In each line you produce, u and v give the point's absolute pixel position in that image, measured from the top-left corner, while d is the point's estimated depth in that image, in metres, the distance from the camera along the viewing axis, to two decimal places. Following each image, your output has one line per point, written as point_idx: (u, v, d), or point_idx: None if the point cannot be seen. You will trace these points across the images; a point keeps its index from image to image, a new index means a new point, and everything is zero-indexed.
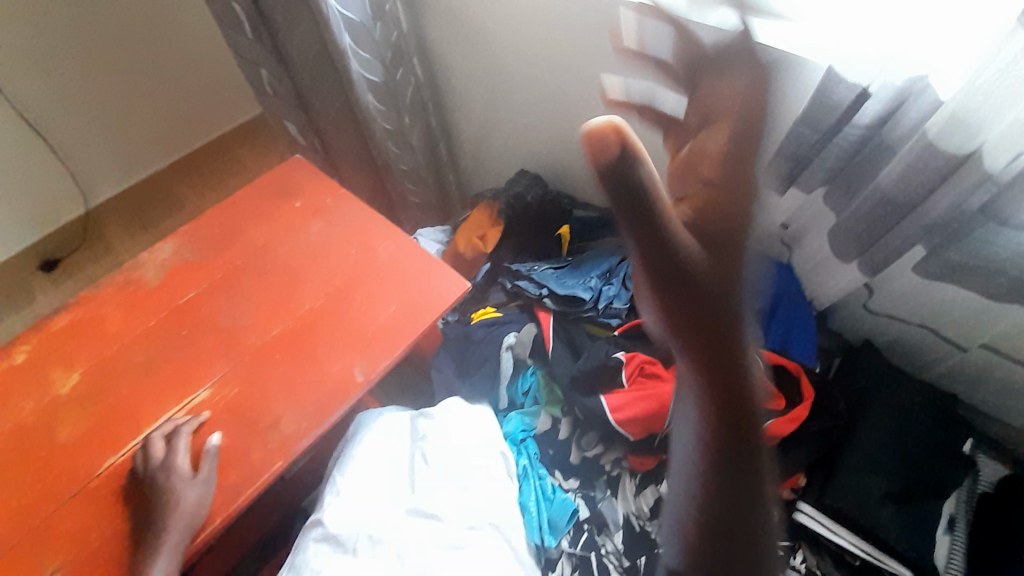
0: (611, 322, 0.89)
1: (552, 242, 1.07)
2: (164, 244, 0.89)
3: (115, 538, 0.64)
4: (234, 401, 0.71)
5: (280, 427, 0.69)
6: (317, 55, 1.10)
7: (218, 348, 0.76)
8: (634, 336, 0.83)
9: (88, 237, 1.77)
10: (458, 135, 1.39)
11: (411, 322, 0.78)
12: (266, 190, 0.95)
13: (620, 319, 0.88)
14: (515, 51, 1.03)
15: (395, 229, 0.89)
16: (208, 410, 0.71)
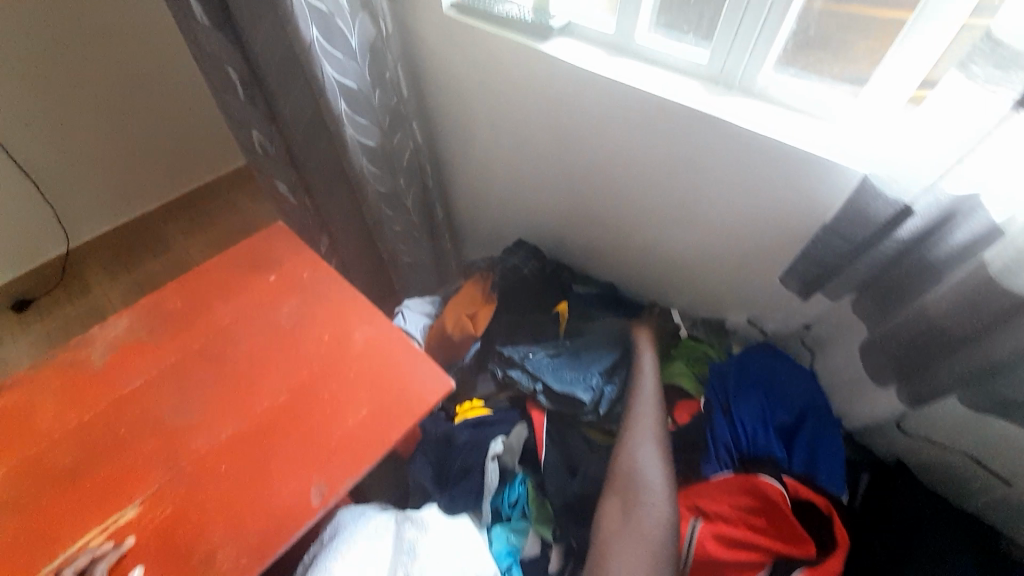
0: (612, 429, 0.81)
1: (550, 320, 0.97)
2: (120, 319, 0.80)
3: None
4: (168, 525, 0.61)
5: (214, 564, 0.58)
6: (312, 117, 1.06)
7: (158, 454, 0.66)
8: None
9: (66, 278, 1.70)
10: (456, 196, 1.35)
11: (384, 429, 0.69)
12: (241, 260, 0.87)
13: None
14: (517, 124, 0.99)
15: (376, 313, 0.81)
16: (134, 536, 0.60)
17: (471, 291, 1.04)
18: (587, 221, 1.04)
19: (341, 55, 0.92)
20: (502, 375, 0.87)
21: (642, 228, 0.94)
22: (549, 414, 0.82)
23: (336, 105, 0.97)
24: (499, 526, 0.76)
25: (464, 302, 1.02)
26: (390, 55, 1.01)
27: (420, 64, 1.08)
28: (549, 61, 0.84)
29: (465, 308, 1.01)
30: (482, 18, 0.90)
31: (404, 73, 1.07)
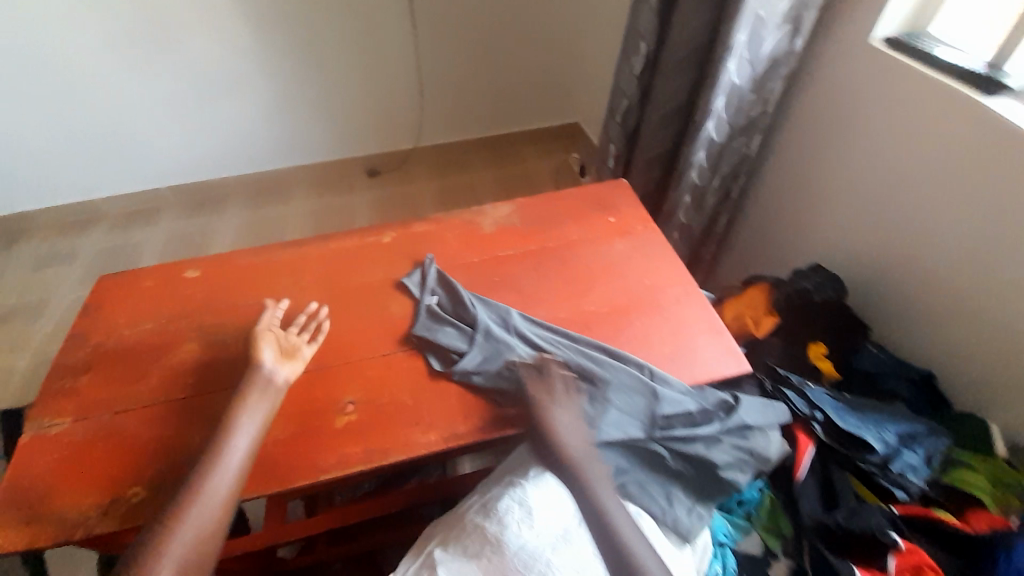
0: (894, 493, 0.81)
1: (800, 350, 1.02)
2: (502, 206, 1.09)
3: (390, 403, 0.79)
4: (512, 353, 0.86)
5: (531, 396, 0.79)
6: (676, 104, 1.23)
7: (517, 306, 0.90)
8: (921, 527, 0.77)
9: (400, 165, 2.32)
10: (752, 215, 1.40)
11: (683, 370, 0.81)
12: (592, 199, 1.10)
13: (907, 496, 0.80)
14: (890, 166, 1.02)
15: (688, 280, 0.92)
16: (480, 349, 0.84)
17: (756, 295, 1.09)
18: (917, 285, 1.00)
19: (748, 58, 1.07)
20: (774, 390, 0.89)
21: (981, 302, 0.90)
22: (818, 444, 0.85)
23: (716, 100, 1.11)
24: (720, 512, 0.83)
25: (743, 304, 1.09)
26: (783, 69, 1.12)
27: (800, 85, 1.17)
28: (981, 111, 0.86)
29: (748, 311, 1.07)
30: (918, 58, 0.96)
31: (781, 90, 1.17)
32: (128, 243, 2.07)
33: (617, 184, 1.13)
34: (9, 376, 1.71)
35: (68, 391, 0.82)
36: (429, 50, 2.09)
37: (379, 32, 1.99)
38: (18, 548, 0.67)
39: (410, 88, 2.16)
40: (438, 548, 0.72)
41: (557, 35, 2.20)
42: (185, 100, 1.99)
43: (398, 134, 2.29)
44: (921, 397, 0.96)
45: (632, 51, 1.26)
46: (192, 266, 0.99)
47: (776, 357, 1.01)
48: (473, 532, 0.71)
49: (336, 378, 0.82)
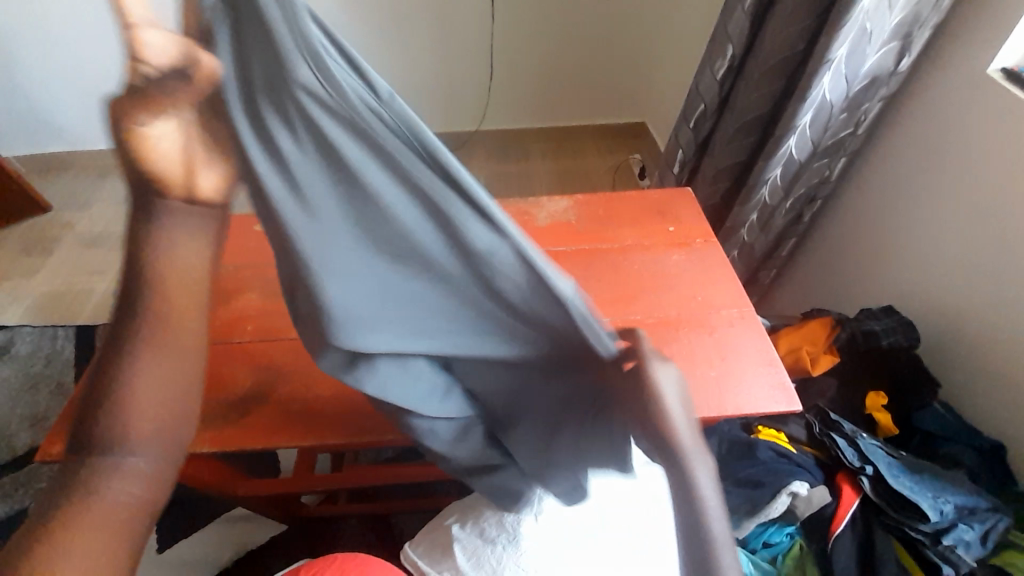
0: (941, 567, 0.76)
1: (857, 399, 0.97)
2: (559, 200, 1.08)
3: None
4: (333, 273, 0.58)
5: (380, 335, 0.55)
6: (756, 117, 1.16)
7: None
8: None
9: (461, 146, 2.36)
10: (823, 242, 1.31)
11: (726, 397, 0.77)
12: (652, 204, 1.07)
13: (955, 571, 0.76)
14: (990, 208, 0.92)
15: (745, 304, 0.88)
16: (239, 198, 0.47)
17: (816, 329, 1.02)
18: (998, 344, 0.91)
19: (844, 74, 0.99)
20: (821, 435, 0.88)
21: None
22: (862, 497, 0.83)
23: (800, 116, 1.04)
24: (742, 550, 0.85)
25: (802, 337, 1.03)
26: (882, 90, 1.03)
27: (898, 110, 1.08)
28: None
29: (807, 345, 1.01)
30: None
31: (876, 112, 1.08)
32: None
33: (680, 192, 1.09)
34: (91, 295, 1.92)
35: None
36: (503, 36, 2.08)
37: (455, 16, 2.01)
38: None
39: (479, 69, 2.17)
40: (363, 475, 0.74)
41: (636, 31, 2.12)
42: None
43: (463, 114, 2.31)
44: (988, 468, 0.89)
45: (717, 54, 1.20)
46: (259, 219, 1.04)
47: (827, 400, 0.97)
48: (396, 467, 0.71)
49: None
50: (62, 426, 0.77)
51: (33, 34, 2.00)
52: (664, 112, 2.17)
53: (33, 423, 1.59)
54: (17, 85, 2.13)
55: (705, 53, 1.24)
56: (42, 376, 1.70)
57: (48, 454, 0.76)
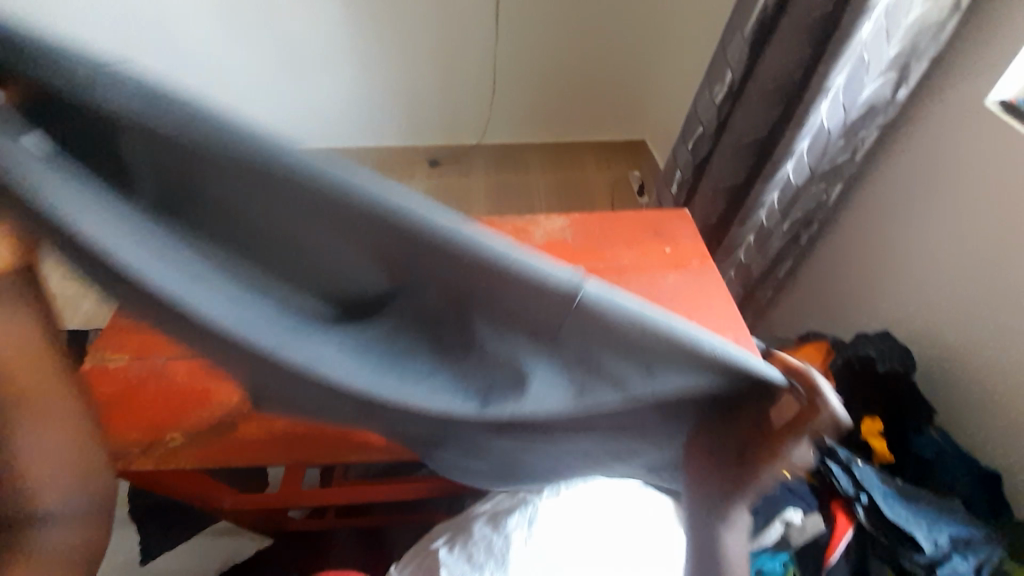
0: None
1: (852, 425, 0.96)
2: (557, 218, 1.09)
3: None
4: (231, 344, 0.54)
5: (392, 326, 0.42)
6: (754, 141, 1.18)
7: None
8: None
9: (462, 159, 2.38)
10: (819, 264, 1.32)
11: None
12: (649, 224, 1.07)
13: None
14: (985, 237, 0.93)
15: (741, 328, 0.88)
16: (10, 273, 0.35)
17: (812, 355, 1.05)
18: (994, 372, 0.91)
19: (842, 102, 1.00)
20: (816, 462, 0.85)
21: None
22: (856, 526, 0.82)
23: (798, 142, 1.05)
24: None
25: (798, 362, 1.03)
26: (878, 119, 1.05)
27: (894, 137, 1.09)
28: None
29: None
30: None
31: (873, 139, 1.10)
32: None
33: (678, 213, 1.10)
34: None
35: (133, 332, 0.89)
36: (507, 53, 2.12)
37: (460, 32, 2.04)
38: None
39: (482, 85, 2.20)
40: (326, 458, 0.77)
41: (637, 51, 2.16)
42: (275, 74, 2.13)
43: (465, 128, 2.34)
44: (984, 498, 0.88)
45: (717, 78, 1.22)
46: None
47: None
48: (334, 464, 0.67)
49: None
50: None
51: None
52: (664, 130, 2.20)
53: None
54: None
55: (704, 77, 1.27)
56: None
57: None
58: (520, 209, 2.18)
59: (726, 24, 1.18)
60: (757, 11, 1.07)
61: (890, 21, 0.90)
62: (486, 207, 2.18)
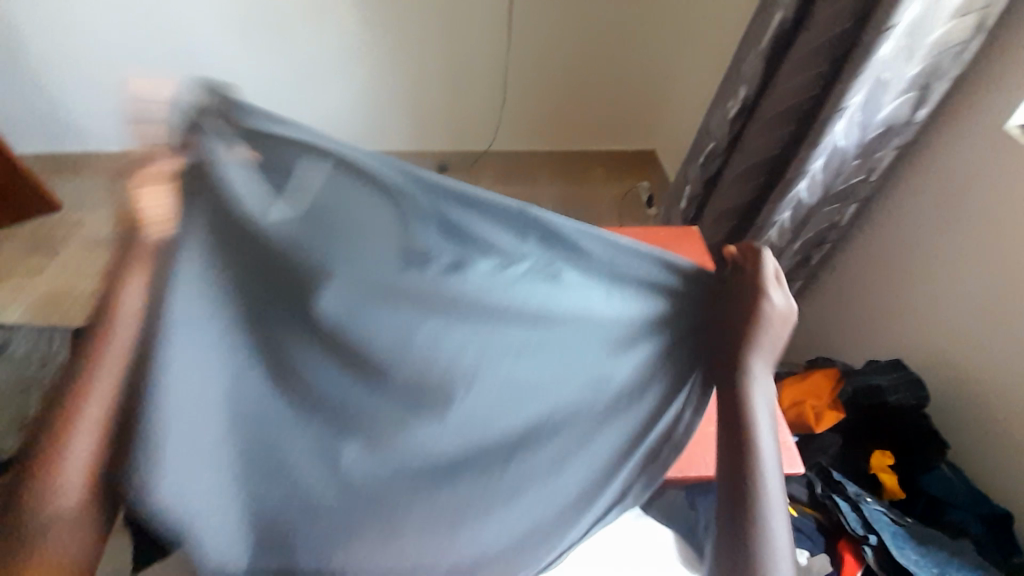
0: None
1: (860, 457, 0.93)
2: (562, 234, 1.07)
3: None
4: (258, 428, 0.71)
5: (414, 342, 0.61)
6: (765, 159, 1.15)
7: None
8: None
9: (471, 165, 2.38)
10: (830, 286, 1.29)
11: None
12: (657, 242, 1.05)
13: None
14: (1006, 266, 0.89)
15: None
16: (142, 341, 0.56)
17: (822, 382, 0.99)
18: (1014, 408, 0.87)
19: (859, 121, 0.98)
20: (824, 497, 0.85)
21: None
22: (864, 568, 0.79)
23: (812, 162, 1.03)
24: None
25: (806, 390, 0.99)
26: (896, 140, 1.02)
27: (913, 159, 1.06)
28: None
29: (811, 399, 0.98)
30: None
31: (890, 161, 1.07)
32: None
33: (686, 231, 1.08)
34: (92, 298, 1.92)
35: None
36: (518, 61, 2.11)
37: (471, 40, 2.04)
38: None
39: (492, 92, 2.19)
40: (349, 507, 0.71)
41: (650, 62, 2.15)
42: (287, 78, 2.14)
43: (474, 135, 2.33)
44: (998, 541, 0.85)
45: (729, 95, 1.20)
46: None
47: (830, 458, 0.93)
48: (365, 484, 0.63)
49: None
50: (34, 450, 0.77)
51: (53, 41, 2.03)
52: (674, 141, 2.18)
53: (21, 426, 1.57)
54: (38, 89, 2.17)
55: (716, 93, 1.25)
56: (35, 379, 1.68)
57: None
58: None
59: (740, 40, 1.16)
60: (774, 27, 1.05)
61: (911, 41, 0.87)
62: None
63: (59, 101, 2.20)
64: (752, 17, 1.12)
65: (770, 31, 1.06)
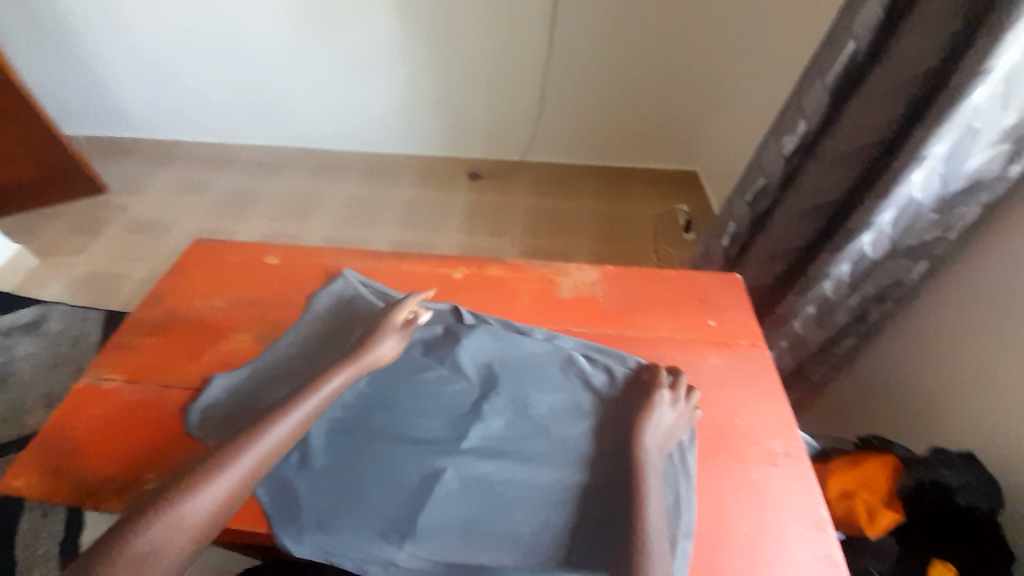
0: None
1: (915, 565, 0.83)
2: (589, 270, 0.99)
3: None
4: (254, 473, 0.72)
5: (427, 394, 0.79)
6: (823, 204, 1.03)
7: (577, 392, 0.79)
8: None
9: (504, 174, 2.32)
10: (889, 348, 1.15)
11: (758, 563, 0.64)
12: (692, 289, 0.95)
13: None
14: None
15: (791, 436, 0.75)
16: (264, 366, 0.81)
17: (876, 473, 0.89)
18: None
19: (940, 173, 0.85)
20: None
21: None
22: None
23: (880, 215, 0.91)
24: None
25: (858, 480, 0.90)
26: (983, 196, 0.88)
27: (1002, 216, 0.91)
28: None
29: (864, 492, 0.88)
30: None
31: (973, 217, 0.92)
32: (248, 191, 2.30)
33: (726, 278, 0.97)
34: (126, 281, 1.96)
35: (133, 349, 0.86)
36: (558, 73, 2.03)
37: (512, 48, 1.97)
38: (39, 495, 0.71)
39: (530, 103, 2.12)
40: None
41: (699, 80, 2.01)
42: (326, 76, 2.14)
43: (508, 145, 2.28)
44: None
45: (787, 128, 1.07)
46: (272, 253, 1.01)
47: (885, 565, 0.84)
48: (417, 530, 0.66)
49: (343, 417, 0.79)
50: (28, 457, 0.73)
51: (109, 29, 2.09)
52: (719, 165, 2.04)
53: (46, 403, 1.62)
54: (94, 75, 2.25)
55: (772, 124, 1.13)
56: (65, 357, 1.73)
57: (8, 487, 0.72)
58: (556, 234, 2.08)
59: (803, 70, 1.04)
60: (844, 58, 0.93)
61: (1013, 85, 0.74)
62: (521, 230, 2.10)
63: (113, 88, 2.28)
64: (821, 45, 0.99)
65: (839, 63, 0.94)
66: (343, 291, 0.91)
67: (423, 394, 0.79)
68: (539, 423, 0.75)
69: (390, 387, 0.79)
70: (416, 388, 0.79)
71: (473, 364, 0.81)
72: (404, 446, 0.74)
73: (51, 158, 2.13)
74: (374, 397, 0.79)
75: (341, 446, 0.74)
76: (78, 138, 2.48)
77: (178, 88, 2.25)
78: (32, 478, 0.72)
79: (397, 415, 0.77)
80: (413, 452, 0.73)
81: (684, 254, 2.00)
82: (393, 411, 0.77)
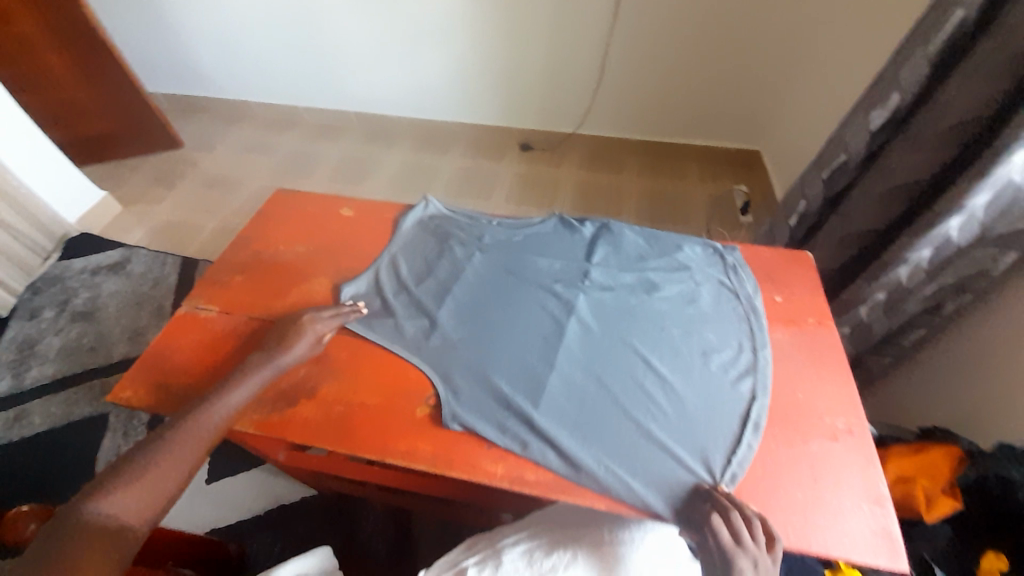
0: None
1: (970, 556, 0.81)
2: (651, 239, 0.99)
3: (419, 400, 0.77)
4: (331, 397, 0.78)
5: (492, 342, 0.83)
6: (906, 184, 0.98)
7: (654, 332, 0.83)
8: None
9: (558, 146, 2.30)
10: (965, 344, 1.08)
11: (808, 527, 0.65)
12: (760, 266, 0.94)
13: None
14: None
15: (854, 415, 0.75)
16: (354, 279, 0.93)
17: (938, 462, 0.88)
18: None
19: None
20: None
21: None
22: None
23: (975, 196, 0.86)
24: None
25: (919, 467, 0.89)
26: None
27: None
28: None
29: (924, 479, 0.87)
30: None
31: None
32: (311, 153, 2.39)
33: (796, 257, 0.95)
34: (200, 231, 2.11)
35: (224, 285, 0.94)
36: (623, 40, 1.95)
37: (577, 16, 1.91)
38: (147, 406, 0.80)
39: (591, 72, 2.06)
40: (517, 447, 0.71)
41: (773, 52, 1.89)
42: (391, 43, 2.16)
43: (564, 117, 2.24)
44: None
45: (878, 102, 1.02)
46: (348, 205, 1.06)
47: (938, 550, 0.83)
48: (510, 424, 0.74)
49: (399, 359, 0.82)
50: (135, 373, 0.82)
51: None
52: (786, 147, 1.93)
53: (130, 336, 1.78)
54: (173, 35, 2.36)
55: (861, 97, 1.07)
56: (144, 295, 1.89)
57: (118, 398, 0.81)
58: (607, 208, 2.07)
59: (904, 40, 0.97)
60: (951, 27, 0.86)
61: None
62: (570, 203, 2.09)
63: (190, 48, 2.40)
64: (927, 11, 0.92)
65: (943, 33, 0.87)
66: (432, 208, 1.04)
67: (514, 310, 0.87)
68: (630, 315, 0.85)
69: (482, 297, 0.89)
70: (510, 298, 0.89)
71: (558, 268, 0.93)
72: (498, 347, 0.82)
73: (133, 112, 2.28)
74: (473, 297, 0.89)
75: (449, 327, 0.85)
76: (159, 95, 2.64)
77: (249, 51, 2.34)
78: (139, 390, 0.81)
79: (487, 330, 0.84)
80: (503, 360, 0.80)
81: (740, 237, 1.95)
82: (485, 323, 0.85)
